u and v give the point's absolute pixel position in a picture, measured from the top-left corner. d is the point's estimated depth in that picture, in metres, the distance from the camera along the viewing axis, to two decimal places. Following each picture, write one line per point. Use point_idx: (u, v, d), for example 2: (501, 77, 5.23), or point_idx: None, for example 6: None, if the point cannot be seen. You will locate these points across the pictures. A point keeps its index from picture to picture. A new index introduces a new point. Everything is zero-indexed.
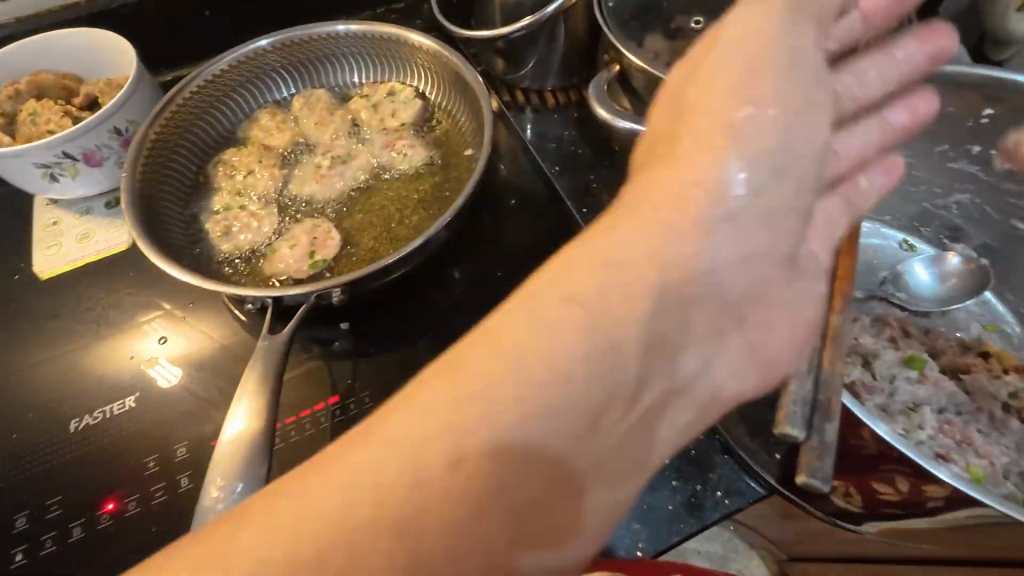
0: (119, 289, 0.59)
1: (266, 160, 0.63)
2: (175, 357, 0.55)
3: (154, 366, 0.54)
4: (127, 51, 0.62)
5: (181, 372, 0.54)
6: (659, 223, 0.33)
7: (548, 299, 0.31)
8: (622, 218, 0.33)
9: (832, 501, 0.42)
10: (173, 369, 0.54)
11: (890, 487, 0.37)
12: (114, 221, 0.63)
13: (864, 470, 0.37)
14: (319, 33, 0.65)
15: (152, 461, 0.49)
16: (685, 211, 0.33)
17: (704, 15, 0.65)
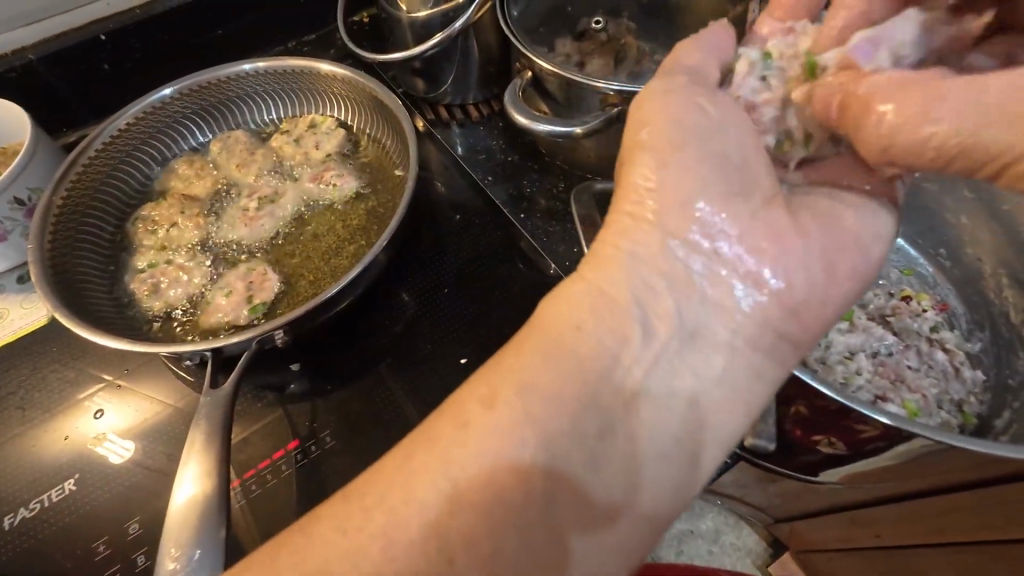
0: (42, 366, 0.55)
1: (189, 211, 0.61)
2: (123, 429, 0.52)
3: (101, 443, 0.51)
4: (21, 117, 0.59)
5: (135, 444, 0.51)
6: (612, 281, 0.35)
7: (520, 377, 0.32)
8: (573, 289, 0.35)
9: (793, 455, 0.44)
10: (125, 442, 0.51)
11: (841, 434, 0.38)
12: (28, 295, 0.59)
13: (816, 423, 0.39)
14: (228, 75, 0.63)
15: (102, 544, 0.46)
16: (633, 271, 0.35)
17: (603, 16, 0.68)
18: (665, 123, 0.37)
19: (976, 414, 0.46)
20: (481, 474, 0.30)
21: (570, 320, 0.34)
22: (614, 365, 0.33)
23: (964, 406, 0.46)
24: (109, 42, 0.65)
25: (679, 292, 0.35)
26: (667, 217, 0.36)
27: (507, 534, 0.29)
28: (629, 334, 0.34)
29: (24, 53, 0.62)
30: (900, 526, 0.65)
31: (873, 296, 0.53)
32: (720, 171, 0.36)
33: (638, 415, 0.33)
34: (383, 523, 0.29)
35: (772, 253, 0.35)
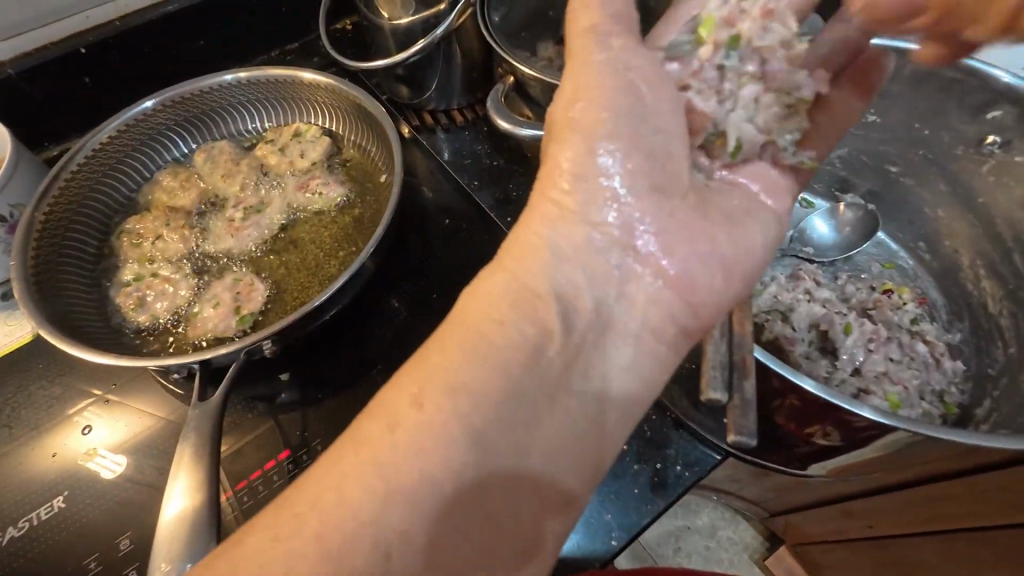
0: (28, 384, 0.54)
1: (174, 223, 0.61)
2: (112, 445, 0.51)
3: (94, 458, 0.50)
4: (0, 133, 0.59)
5: (127, 459, 0.50)
6: (532, 271, 0.36)
7: (442, 379, 0.32)
8: (496, 284, 0.36)
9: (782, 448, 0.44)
10: (116, 457, 0.51)
11: (829, 426, 0.39)
12: (13, 312, 0.58)
13: (810, 416, 0.39)
14: (210, 86, 0.63)
15: (92, 561, 0.46)
16: (553, 262, 0.36)
17: None
18: (597, 107, 0.37)
19: (956, 403, 0.47)
20: (406, 473, 0.30)
21: (491, 316, 0.34)
22: (535, 356, 0.33)
23: (945, 397, 0.47)
24: (89, 55, 0.65)
25: (591, 281, 0.36)
26: (584, 209, 0.37)
27: (441, 532, 0.30)
28: (548, 324, 0.34)
29: (1, 68, 0.61)
30: (891, 516, 0.66)
31: (855, 290, 0.54)
32: (644, 160, 0.37)
33: (560, 406, 0.33)
34: (310, 529, 0.28)
35: (674, 243, 0.37)
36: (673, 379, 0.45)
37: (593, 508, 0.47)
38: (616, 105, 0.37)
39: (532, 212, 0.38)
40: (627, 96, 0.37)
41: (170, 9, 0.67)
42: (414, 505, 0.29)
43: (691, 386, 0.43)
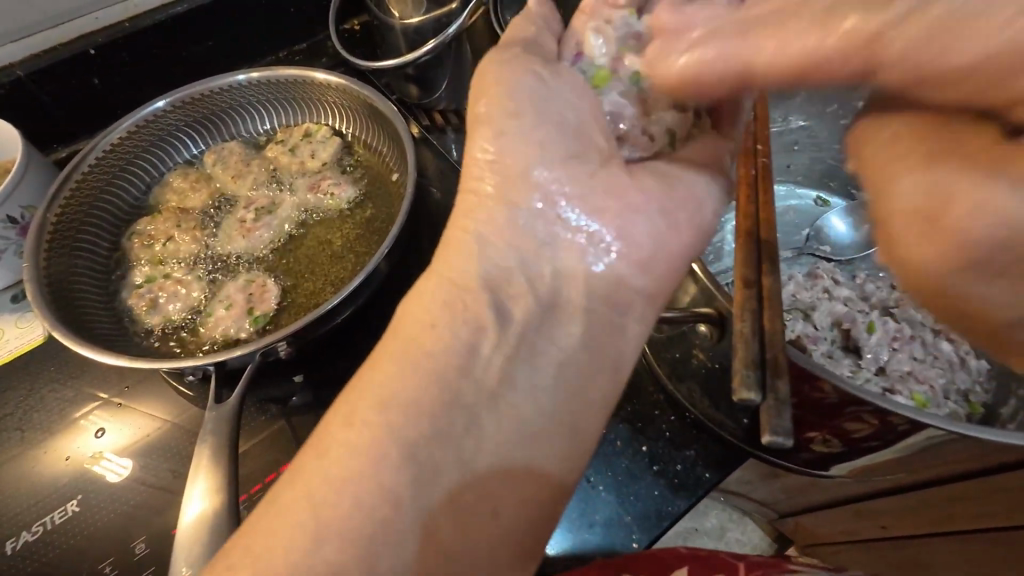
0: (40, 387, 0.54)
1: (186, 224, 0.60)
2: (123, 448, 0.51)
3: (97, 462, 0.50)
4: (10, 134, 0.58)
5: (134, 462, 0.50)
6: (460, 268, 0.38)
7: (373, 388, 0.34)
8: (426, 290, 0.38)
9: (808, 450, 0.44)
10: (123, 460, 0.50)
11: (858, 428, 0.38)
12: (23, 315, 0.58)
13: (807, 422, 0.40)
14: (221, 87, 0.62)
15: (107, 566, 0.45)
16: (494, 266, 0.38)
17: None
18: (498, 100, 0.38)
19: (982, 403, 0.46)
20: (348, 473, 0.32)
21: (420, 321, 0.36)
22: (465, 355, 0.35)
23: (970, 396, 0.46)
24: (98, 57, 0.65)
25: (524, 270, 0.38)
26: (506, 197, 0.38)
27: (397, 528, 0.31)
28: (483, 324, 0.36)
29: (11, 70, 0.61)
30: (907, 516, 0.66)
31: (875, 289, 0.53)
32: (553, 135, 0.38)
33: (492, 401, 0.35)
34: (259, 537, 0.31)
35: (611, 213, 0.38)
36: (694, 380, 0.44)
37: (613, 511, 0.46)
38: (519, 102, 0.38)
39: (459, 209, 0.40)
40: (529, 88, 0.39)
41: (179, 10, 0.67)
42: (363, 503, 0.31)
43: (713, 386, 0.43)
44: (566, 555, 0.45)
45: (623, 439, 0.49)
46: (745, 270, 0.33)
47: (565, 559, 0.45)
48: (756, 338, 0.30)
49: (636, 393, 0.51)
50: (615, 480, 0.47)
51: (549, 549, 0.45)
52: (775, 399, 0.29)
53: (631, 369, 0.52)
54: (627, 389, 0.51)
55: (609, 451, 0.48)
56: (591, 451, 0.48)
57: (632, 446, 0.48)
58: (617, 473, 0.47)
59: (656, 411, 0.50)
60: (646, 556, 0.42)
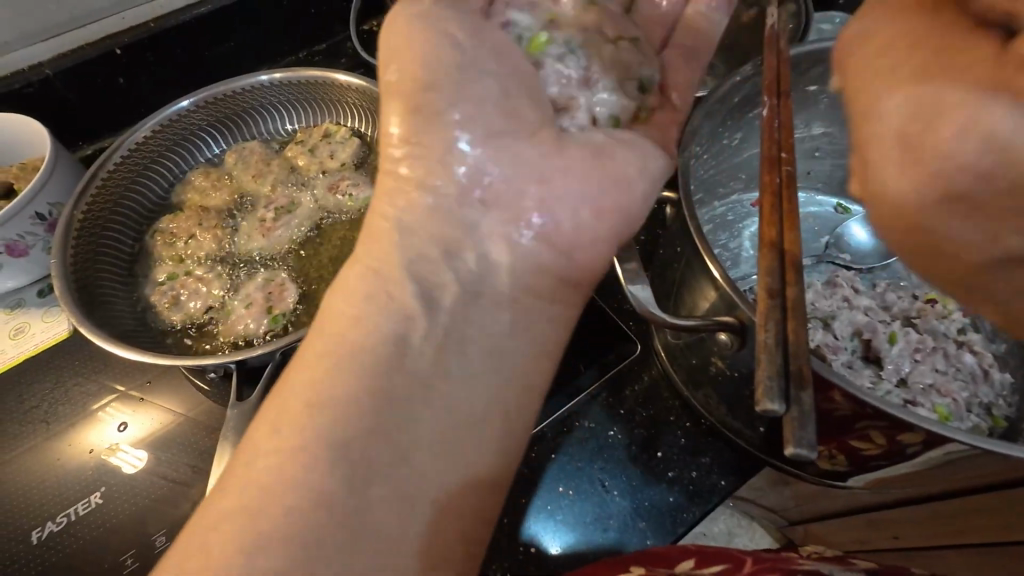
0: (65, 379, 0.55)
1: (207, 223, 0.61)
2: (143, 440, 0.52)
3: (116, 454, 0.51)
4: (39, 131, 0.59)
5: (148, 455, 0.51)
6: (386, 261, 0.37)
7: (303, 390, 0.33)
8: (351, 280, 0.37)
9: (829, 463, 0.43)
10: (138, 453, 0.51)
11: (879, 441, 0.38)
12: (49, 309, 0.59)
13: (824, 434, 0.40)
14: (243, 87, 0.63)
15: (129, 557, 0.46)
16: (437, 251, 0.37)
17: None
18: (410, 69, 0.38)
19: (1004, 417, 0.45)
20: (275, 493, 0.30)
21: (344, 317, 0.35)
22: (398, 344, 0.34)
23: (992, 409, 0.45)
24: (124, 56, 0.66)
25: (450, 261, 0.37)
26: (426, 180, 0.38)
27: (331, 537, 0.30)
28: (411, 312, 0.35)
29: (41, 68, 0.62)
30: (921, 526, 0.65)
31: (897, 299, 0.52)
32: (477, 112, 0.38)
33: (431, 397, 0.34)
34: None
35: (534, 192, 0.39)
36: (714, 388, 0.44)
37: (627, 516, 0.46)
38: (428, 72, 0.37)
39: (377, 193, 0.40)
40: (439, 57, 0.38)
41: (204, 10, 0.67)
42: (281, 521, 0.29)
43: (731, 393, 0.43)
44: (570, 555, 0.45)
45: (639, 444, 0.49)
46: (769, 280, 0.33)
47: (567, 559, 0.45)
48: (778, 349, 0.30)
49: (652, 399, 0.50)
50: (629, 485, 0.47)
51: (552, 548, 0.45)
52: (798, 410, 0.28)
53: (647, 375, 0.51)
54: (644, 395, 0.51)
55: (624, 456, 0.48)
56: (606, 457, 0.48)
57: (647, 453, 0.48)
58: (631, 479, 0.47)
59: (671, 417, 0.50)
60: (655, 550, 0.42)
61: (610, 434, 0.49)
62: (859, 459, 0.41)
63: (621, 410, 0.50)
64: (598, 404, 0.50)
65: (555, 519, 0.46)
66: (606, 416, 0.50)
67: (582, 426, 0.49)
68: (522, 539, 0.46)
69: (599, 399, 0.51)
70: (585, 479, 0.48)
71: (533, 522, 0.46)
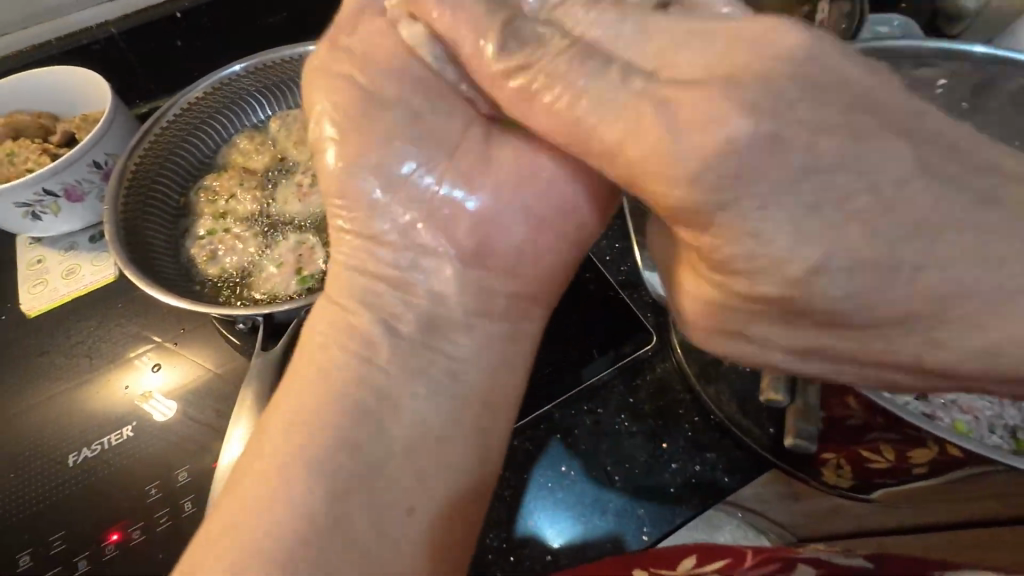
0: (108, 321, 0.59)
1: (247, 184, 0.63)
2: (172, 390, 0.55)
3: (147, 402, 0.54)
4: (101, 85, 0.63)
5: (175, 405, 0.54)
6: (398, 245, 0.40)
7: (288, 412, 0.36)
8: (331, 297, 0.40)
9: (835, 475, 0.43)
10: (167, 402, 0.54)
11: (891, 456, 0.37)
12: (98, 254, 0.63)
13: (832, 442, 0.39)
14: (292, 56, 0.65)
15: (153, 489, 0.50)
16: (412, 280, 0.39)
17: None
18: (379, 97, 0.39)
19: None
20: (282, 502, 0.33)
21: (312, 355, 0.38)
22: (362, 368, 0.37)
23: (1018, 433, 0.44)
24: (183, 21, 0.69)
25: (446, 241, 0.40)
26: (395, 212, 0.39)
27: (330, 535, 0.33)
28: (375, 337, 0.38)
29: (107, 27, 0.67)
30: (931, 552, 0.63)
31: None
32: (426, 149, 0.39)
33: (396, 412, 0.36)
34: (258, 492, 0.34)
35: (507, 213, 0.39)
36: (727, 384, 0.44)
37: (626, 502, 0.47)
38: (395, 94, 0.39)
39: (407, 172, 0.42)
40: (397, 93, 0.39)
41: None
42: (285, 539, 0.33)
43: (743, 390, 0.42)
44: (564, 536, 0.46)
45: (646, 434, 0.49)
46: None
47: (563, 539, 0.46)
48: (790, 343, 0.30)
49: (663, 391, 0.50)
50: (632, 473, 0.47)
51: (550, 528, 0.46)
52: None
53: (661, 367, 0.51)
54: (655, 386, 0.51)
55: (629, 444, 0.49)
56: (612, 443, 0.49)
57: (653, 443, 0.48)
58: (635, 468, 0.48)
59: (680, 410, 0.49)
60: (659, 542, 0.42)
61: (618, 422, 0.49)
62: (870, 471, 0.40)
63: (631, 399, 0.50)
64: (607, 391, 0.51)
65: (553, 498, 0.47)
66: (616, 404, 0.50)
67: (590, 410, 0.50)
68: (517, 519, 0.46)
69: (608, 386, 0.51)
70: (588, 462, 0.48)
71: (528, 500, 0.47)
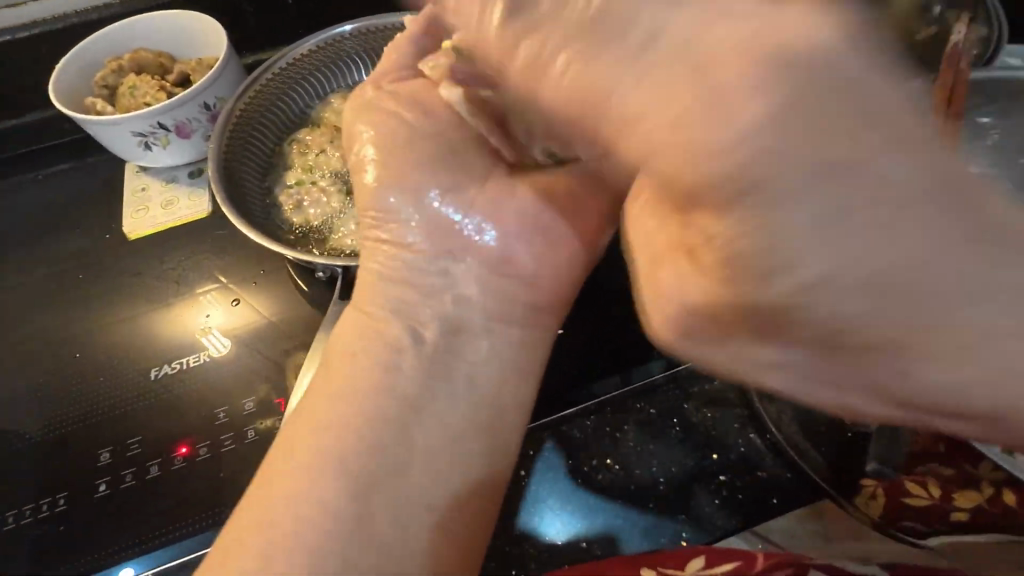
0: (198, 253, 0.63)
1: (337, 141, 0.66)
2: (229, 329, 0.58)
3: (207, 336, 0.58)
4: (217, 32, 0.67)
5: (230, 343, 0.57)
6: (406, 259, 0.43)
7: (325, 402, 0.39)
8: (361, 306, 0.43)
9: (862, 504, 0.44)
10: (222, 338, 0.57)
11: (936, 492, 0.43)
12: (195, 190, 0.67)
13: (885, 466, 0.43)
14: (397, 24, 0.67)
15: (221, 412, 0.53)
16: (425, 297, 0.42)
17: None
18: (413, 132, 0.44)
19: None
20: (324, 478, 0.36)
21: (343, 359, 0.40)
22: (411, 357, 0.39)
23: None
24: None
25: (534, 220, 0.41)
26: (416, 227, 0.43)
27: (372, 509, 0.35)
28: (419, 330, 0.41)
29: None
30: None
31: None
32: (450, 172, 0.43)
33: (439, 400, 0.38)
34: (298, 473, 0.36)
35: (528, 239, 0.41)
36: None
37: (667, 505, 0.46)
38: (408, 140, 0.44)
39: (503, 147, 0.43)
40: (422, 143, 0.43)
41: None
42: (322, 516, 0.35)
43: None
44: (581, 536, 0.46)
45: (696, 441, 0.48)
46: None
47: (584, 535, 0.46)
48: None
49: (721, 403, 0.49)
50: (677, 478, 0.47)
51: (569, 525, 0.46)
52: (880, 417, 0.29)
53: (720, 378, 0.50)
54: (712, 396, 0.50)
55: (677, 449, 0.48)
56: (660, 445, 0.48)
57: (702, 452, 0.48)
58: (681, 474, 0.47)
59: (736, 424, 0.48)
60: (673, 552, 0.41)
61: (670, 425, 0.49)
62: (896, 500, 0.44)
63: (685, 405, 0.49)
64: (659, 393, 0.50)
65: (573, 492, 0.47)
66: (669, 407, 0.49)
67: (642, 408, 0.49)
68: (533, 517, 0.46)
69: (662, 388, 0.50)
70: (633, 459, 0.48)
71: (547, 496, 0.47)
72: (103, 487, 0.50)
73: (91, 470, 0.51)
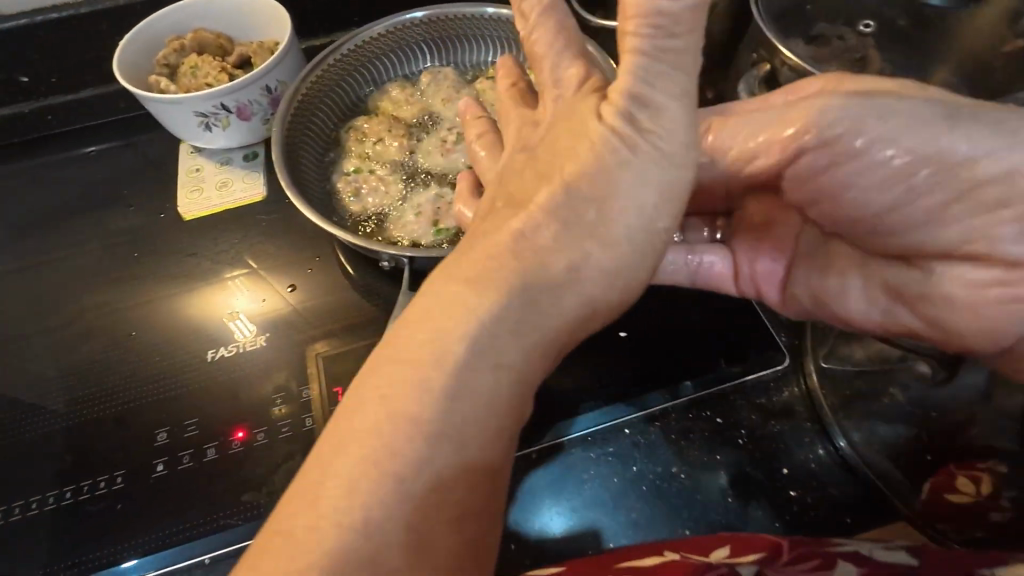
0: (253, 236, 0.62)
1: (396, 131, 0.65)
2: (255, 314, 0.57)
3: (232, 320, 0.57)
4: (280, 15, 0.66)
5: (255, 330, 0.57)
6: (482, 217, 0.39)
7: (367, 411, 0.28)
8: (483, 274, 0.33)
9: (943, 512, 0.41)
10: (248, 324, 0.57)
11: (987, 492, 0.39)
12: (251, 173, 0.67)
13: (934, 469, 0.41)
14: (462, 14, 0.66)
15: (277, 398, 0.52)
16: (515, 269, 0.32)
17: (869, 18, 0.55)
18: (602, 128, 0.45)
19: None
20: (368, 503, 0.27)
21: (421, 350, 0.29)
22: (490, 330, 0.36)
23: None
24: None
25: None
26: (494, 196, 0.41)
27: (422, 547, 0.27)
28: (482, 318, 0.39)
29: None
30: None
31: None
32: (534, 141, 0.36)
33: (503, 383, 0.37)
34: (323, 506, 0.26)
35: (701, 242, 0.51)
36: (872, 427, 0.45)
37: (733, 517, 0.45)
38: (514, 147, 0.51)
39: None
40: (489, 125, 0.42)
41: None
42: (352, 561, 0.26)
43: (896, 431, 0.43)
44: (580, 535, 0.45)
45: (765, 453, 0.47)
46: None
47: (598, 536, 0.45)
48: None
49: (788, 415, 0.48)
50: (744, 490, 0.45)
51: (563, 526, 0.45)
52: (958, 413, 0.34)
53: (788, 390, 0.49)
54: (780, 408, 0.48)
55: (744, 461, 0.47)
56: (726, 455, 0.47)
57: (771, 465, 0.46)
58: (747, 487, 0.46)
59: (805, 438, 0.47)
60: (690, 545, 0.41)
61: (737, 435, 0.48)
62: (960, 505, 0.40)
63: (752, 416, 0.48)
64: (724, 403, 0.49)
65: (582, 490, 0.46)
66: (737, 418, 0.48)
67: (707, 416, 0.48)
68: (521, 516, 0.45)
69: (728, 398, 0.49)
70: (699, 469, 0.46)
71: (540, 494, 0.46)
72: (161, 467, 0.50)
73: (147, 449, 0.51)
